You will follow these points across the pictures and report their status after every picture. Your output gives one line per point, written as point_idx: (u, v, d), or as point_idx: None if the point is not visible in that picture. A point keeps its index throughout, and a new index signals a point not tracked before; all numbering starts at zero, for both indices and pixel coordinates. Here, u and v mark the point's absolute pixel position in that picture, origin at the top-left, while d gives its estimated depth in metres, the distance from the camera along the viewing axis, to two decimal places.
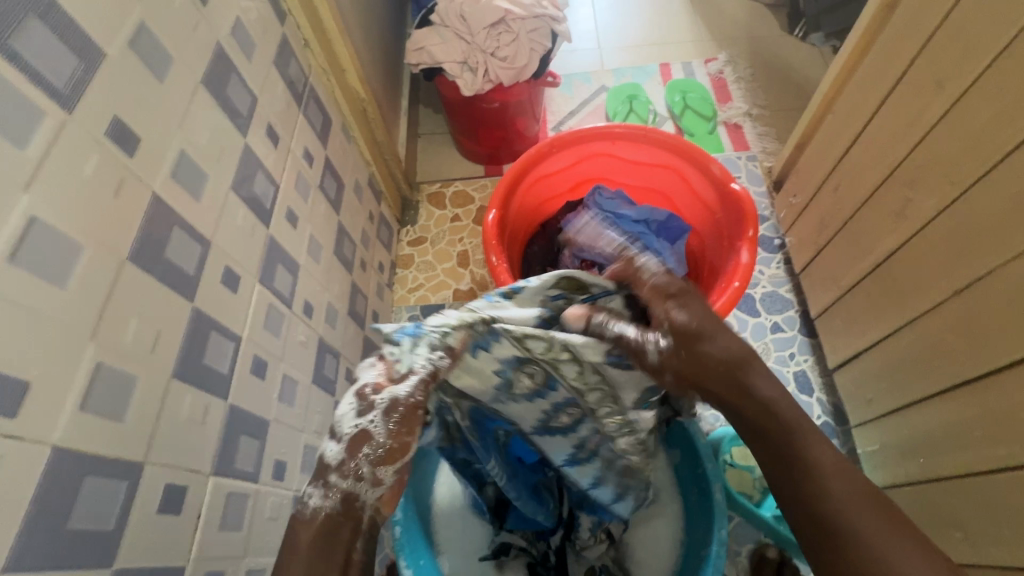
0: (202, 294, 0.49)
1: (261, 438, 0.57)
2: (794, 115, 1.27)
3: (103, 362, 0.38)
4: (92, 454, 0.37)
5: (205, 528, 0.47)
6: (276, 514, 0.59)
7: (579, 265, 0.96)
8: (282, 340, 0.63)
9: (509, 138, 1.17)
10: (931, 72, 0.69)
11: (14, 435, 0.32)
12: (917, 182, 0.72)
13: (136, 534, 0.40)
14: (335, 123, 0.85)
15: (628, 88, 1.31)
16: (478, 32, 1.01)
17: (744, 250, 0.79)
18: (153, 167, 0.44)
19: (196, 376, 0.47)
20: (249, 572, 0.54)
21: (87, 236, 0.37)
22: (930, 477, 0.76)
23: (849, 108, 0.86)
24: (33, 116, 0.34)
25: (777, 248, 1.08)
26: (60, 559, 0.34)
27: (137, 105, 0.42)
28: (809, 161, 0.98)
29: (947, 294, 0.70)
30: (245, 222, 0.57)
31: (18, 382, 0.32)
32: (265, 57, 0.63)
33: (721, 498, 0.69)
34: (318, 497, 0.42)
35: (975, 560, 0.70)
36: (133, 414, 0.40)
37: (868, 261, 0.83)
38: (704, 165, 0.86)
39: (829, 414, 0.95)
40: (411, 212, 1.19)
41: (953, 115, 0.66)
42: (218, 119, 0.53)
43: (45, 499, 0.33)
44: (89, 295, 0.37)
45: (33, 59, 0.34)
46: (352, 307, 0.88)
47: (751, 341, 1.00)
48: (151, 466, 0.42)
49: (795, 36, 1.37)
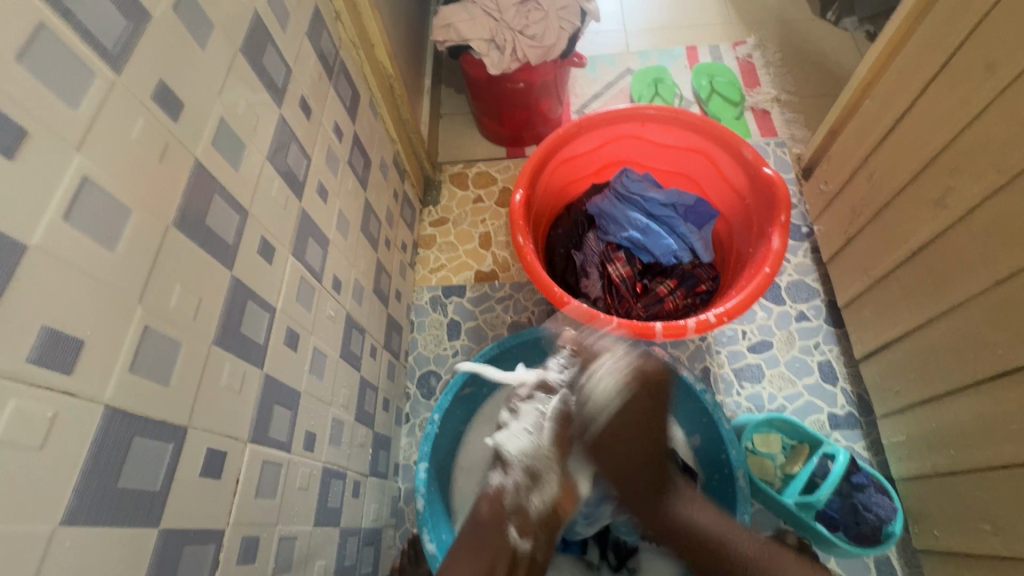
0: (240, 264, 0.49)
1: (293, 409, 0.57)
2: (825, 101, 1.24)
3: (150, 326, 0.38)
4: (141, 416, 0.37)
5: (242, 494, 0.48)
6: (306, 485, 0.60)
7: (603, 248, 0.95)
8: (312, 314, 0.63)
9: (533, 120, 1.16)
10: (981, 54, 0.66)
11: (68, 393, 0.32)
12: (960, 169, 0.70)
13: (180, 496, 0.41)
14: (363, 99, 0.84)
15: (655, 70, 1.28)
16: (507, 9, 0.99)
17: (776, 236, 0.77)
18: (194, 135, 0.43)
19: (234, 345, 0.48)
20: (283, 539, 0.55)
21: (135, 199, 0.37)
22: (959, 470, 0.75)
23: (890, 92, 0.83)
24: (86, 78, 0.34)
25: (804, 236, 1.06)
26: (112, 517, 0.35)
27: (181, 71, 0.42)
28: (842, 148, 0.96)
29: (987, 284, 0.68)
30: (279, 194, 0.57)
31: (73, 339, 0.32)
32: (300, 28, 0.62)
33: (745, 486, 0.70)
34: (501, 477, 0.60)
35: (1004, 553, 0.69)
36: (176, 378, 0.41)
37: (901, 250, 0.82)
38: (735, 149, 0.84)
39: (853, 405, 0.93)
40: (433, 192, 1.18)
41: (1004, 99, 0.64)
42: (255, 89, 0.52)
43: (97, 458, 0.34)
44: (137, 257, 0.37)
45: (86, 19, 0.34)
46: (376, 285, 0.88)
47: (776, 329, 0.99)
48: (194, 430, 0.42)
49: (827, 20, 1.33)
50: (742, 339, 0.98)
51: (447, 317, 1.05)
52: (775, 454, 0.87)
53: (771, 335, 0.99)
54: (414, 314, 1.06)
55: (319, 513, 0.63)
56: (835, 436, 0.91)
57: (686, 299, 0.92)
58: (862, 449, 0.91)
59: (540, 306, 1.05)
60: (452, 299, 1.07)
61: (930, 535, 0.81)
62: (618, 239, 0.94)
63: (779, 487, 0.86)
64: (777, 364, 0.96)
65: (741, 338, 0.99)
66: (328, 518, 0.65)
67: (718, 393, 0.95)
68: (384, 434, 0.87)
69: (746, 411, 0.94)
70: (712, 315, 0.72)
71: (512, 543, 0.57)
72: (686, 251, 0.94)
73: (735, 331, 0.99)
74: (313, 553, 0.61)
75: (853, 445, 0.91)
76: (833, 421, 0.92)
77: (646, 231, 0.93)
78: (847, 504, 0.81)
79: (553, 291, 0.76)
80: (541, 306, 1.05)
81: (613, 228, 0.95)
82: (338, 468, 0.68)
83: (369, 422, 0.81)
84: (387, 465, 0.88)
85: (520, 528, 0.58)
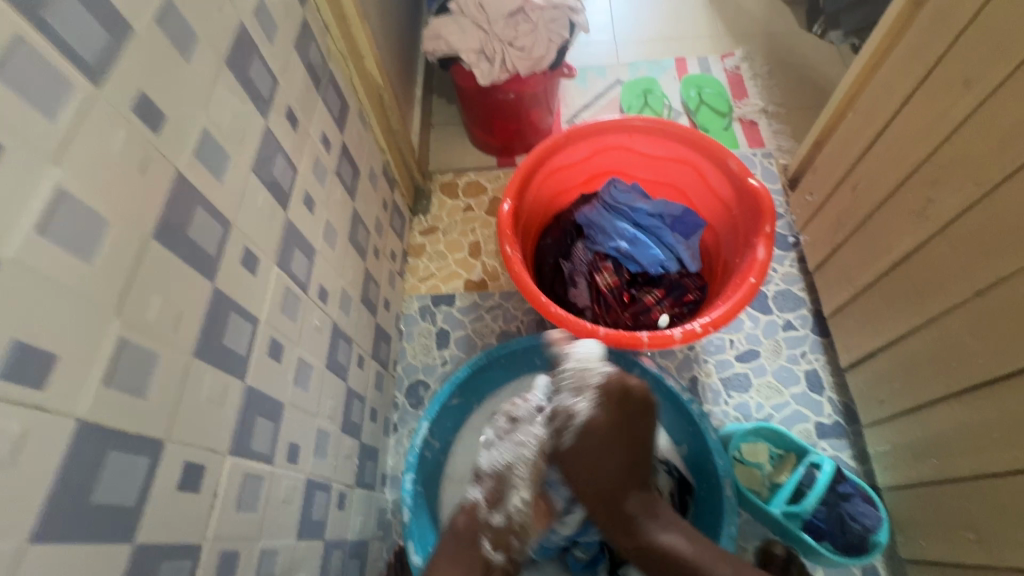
0: (222, 275, 0.49)
1: (276, 420, 0.57)
2: (811, 113, 1.26)
3: (127, 338, 0.38)
4: (117, 429, 0.37)
5: (221, 507, 0.47)
6: (289, 497, 0.59)
7: (591, 257, 0.95)
8: (297, 325, 0.63)
9: (523, 130, 1.17)
10: (959, 69, 0.68)
11: (39, 407, 0.32)
12: (941, 181, 0.71)
13: (156, 510, 0.40)
14: (353, 109, 0.84)
15: (644, 81, 1.30)
16: (496, 20, 1.00)
17: (761, 246, 0.78)
18: (177, 147, 0.43)
19: (215, 356, 0.47)
20: (263, 553, 0.54)
21: (113, 211, 0.37)
22: (942, 479, 0.76)
23: (873, 104, 0.84)
24: (64, 91, 0.34)
25: (791, 245, 1.07)
26: (84, 533, 0.34)
27: (163, 83, 0.42)
28: (827, 159, 0.97)
29: (967, 295, 0.69)
30: (265, 205, 0.57)
31: (45, 352, 0.32)
32: (287, 40, 0.63)
33: (731, 496, 0.71)
34: (476, 491, 0.68)
35: (985, 563, 0.70)
36: (154, 391, 0.40)
37: (883, 261, 0.83)
38: (721, 161, 0.85)
39: (840, 414, 0.94)
40: (423, 201, 1.19)
41: (980, 113, 0.65)
42: (240, 101, 0.52)
43: (71, 471, 0.34)
44: (114, 270, 0.37)
45: (64, 32, 0.34)
46: (364, 294, 0.87)
47: (763, 338, 1.00)
48: (171, 444, 0.42)
49: (813, 34, 1.36)
50: (730, 348, 0.99)
51: (436, 326, 1.05)
52: (763, 464, 0.87)
53: (759, 344, 0.99)
54: (403, 323, 1.06)
55: (303, 525, 0.62)
56: (822, 446, 0.92)
57: (674, 308, 0.92)
58: (849, 458, 0.91)
59: (529, 315, 1.05)
60: (441, 308, 1.07)
61: (916, 544, 0.82)
62: (605, 248, 0.94)
63: (767, 497, 0.85)
64: (765, 373, 0.97)
65: (728, 347, 0.99)
66: (311, 531, 0.64)
67: (705, 403, 0.95)
68: (371, 444, 0.86)
69: (733, 420, 0.94)
70: (697, 325, 0.73)
71: (487, 557, 0.64)
72: (674, 261, 0.94)
73: (723, 340, 1.00)
74: (295, 566, 0.60)
75: (840, 454, 0.91)
76: (820, 430, 0.93)
77: (633, 241, 0.93)
78: (834, 514, 0.81)
79: (540, 300, 0.76)
80: (530, 315, 1.05)
81: (601, 238, 0.95)
82: (322, 479, 0.68)
83: (356, 433, 0.80)
84: (374, 476, 0.87)
85: (493, 542, 0.65)
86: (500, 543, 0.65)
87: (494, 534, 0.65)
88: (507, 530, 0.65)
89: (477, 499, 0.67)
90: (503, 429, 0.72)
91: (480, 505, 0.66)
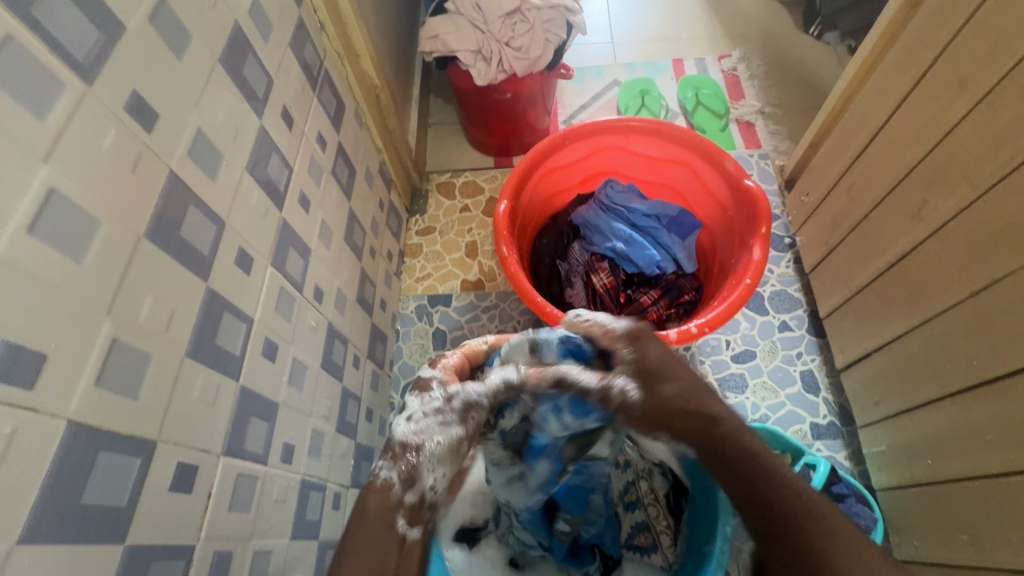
0: (216, 275, 0.49)
1: (270, 420, 0.57)
2: (808, 114, 1.26)
3: (119, 338, 0.38)
4: (108, 429, 0.37)
5: (214, 507, 0.47)
6: (283, 497, 0.59)
7: (588, 258, 0.96)
8: (292, 325, 0.63)
9: (520, 130, 1.17)
10: (954, 71, 0.68)
11: (29, 408, 0.31)
12: (936, 182, 0.71)
13: (148, 511, 0.40)
14: (349, 109, 0.84)
15: (641, 82, 1.30)
16: (493, 20, 1.00)
17: (756, 247, 0.78)
18: (169, 146, 0.43)
19: (208, 356, 0.47)
20: (257, 553, 0.54)
21: (105, 211, 0.37)
22: (936, 480, 0.76)
23: (868, 106, 0.84)
24: (55, 90, 0.33)
25: (787, 246, 1.08)
26: (75, 534, 0.34)
27: (156, 82, 0.42)
28: (823, 160, 0.97)
29: (962, 295, 0.69)
30: (259, 204, 0.56)
31: (36, 353, 0.32)
32: (282, 39, 0.62)
33: None
34: (387, 469, 0.51)
35: (980, 563, 0.70)
36: (146, 391, 0.40)
37: (879, 262, 0.83)
38: (718, 161, 0.85)
39: (835, 415, 0.94)
40: (420, 201, 1.19)
41: (975, 115, 0.65)
42: (234, 99, 0.52)
43: (62, 471, 0.33)
44: (105, 270, 0.37)
45: (55, 31, 0.34)
46: (360, 294, 0.87)
47: (759, 339, 1.00)
48: (163, 444, 0.42)
49: (811, 35, 1.36)
50: (726, 349, 0.99)
51: (433, 326, 1.05)
52: None
53: (755, 345, 0.99)
54: (400, 323, 1.06)
55: (298, 525, 0.62)
56: (817, 446, 0.92)
57: (670, 309, 0.92)
58: (844, 458, 0.92)
59: (526, 316, 1.05)
60: (437, 308, 1.07)
61: (911, 545, 0.82)
62: (602, 249, 0.95)
63: None
64: (760, 374, 0.97)
65: (724, 347, 0.99)
66: (306, 531, 0.64)
67: None
68: (367, 444, 0.86)
69: None
70: (692, 326, 0.73)
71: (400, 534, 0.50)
72: (670, 261, 0.94)
73: (719, 341, 1.00)
74: (290, 566, 0.60)
75: (835, 454, 0.92)
76: (815, 431, 0.93)
77: (630, 241, 0.93)
78: None
79: (535, 301, 0.76)
80: (527, 315, 1.05)
81: (598, 238, 0.95)
82: (318, 479, 0.68)
83: (351, 433, 0.80)
84: (370, 476, 0.87)
85: (408, 518, 0.51)
86: (414, 518, 0.51)
87: (408, 512, 0.51)
88: (421, 504, 0.53)
89: (388, 478, 0.51)
90: (431, 396, 0.56)
91: (392, 486, 0.50)
